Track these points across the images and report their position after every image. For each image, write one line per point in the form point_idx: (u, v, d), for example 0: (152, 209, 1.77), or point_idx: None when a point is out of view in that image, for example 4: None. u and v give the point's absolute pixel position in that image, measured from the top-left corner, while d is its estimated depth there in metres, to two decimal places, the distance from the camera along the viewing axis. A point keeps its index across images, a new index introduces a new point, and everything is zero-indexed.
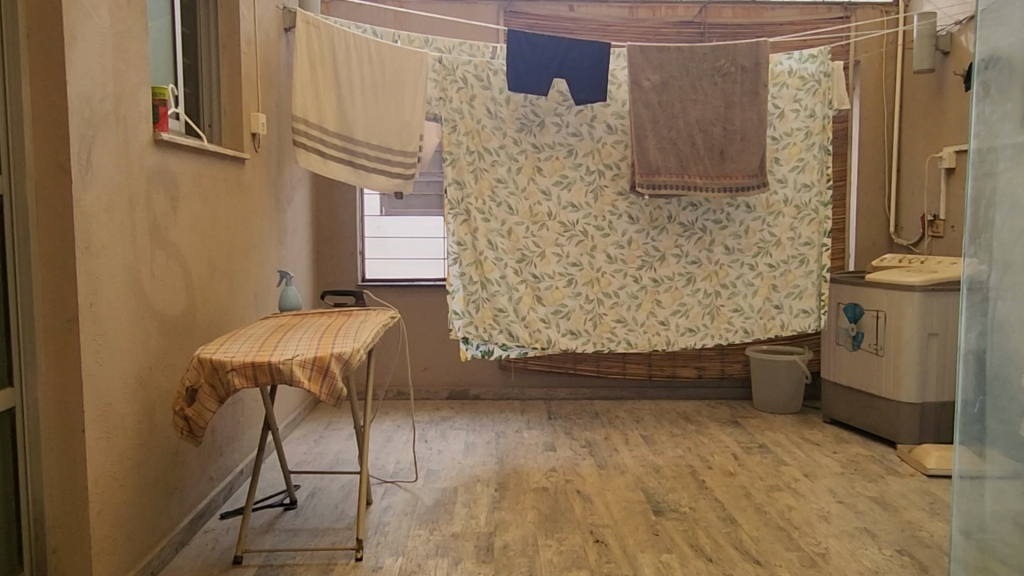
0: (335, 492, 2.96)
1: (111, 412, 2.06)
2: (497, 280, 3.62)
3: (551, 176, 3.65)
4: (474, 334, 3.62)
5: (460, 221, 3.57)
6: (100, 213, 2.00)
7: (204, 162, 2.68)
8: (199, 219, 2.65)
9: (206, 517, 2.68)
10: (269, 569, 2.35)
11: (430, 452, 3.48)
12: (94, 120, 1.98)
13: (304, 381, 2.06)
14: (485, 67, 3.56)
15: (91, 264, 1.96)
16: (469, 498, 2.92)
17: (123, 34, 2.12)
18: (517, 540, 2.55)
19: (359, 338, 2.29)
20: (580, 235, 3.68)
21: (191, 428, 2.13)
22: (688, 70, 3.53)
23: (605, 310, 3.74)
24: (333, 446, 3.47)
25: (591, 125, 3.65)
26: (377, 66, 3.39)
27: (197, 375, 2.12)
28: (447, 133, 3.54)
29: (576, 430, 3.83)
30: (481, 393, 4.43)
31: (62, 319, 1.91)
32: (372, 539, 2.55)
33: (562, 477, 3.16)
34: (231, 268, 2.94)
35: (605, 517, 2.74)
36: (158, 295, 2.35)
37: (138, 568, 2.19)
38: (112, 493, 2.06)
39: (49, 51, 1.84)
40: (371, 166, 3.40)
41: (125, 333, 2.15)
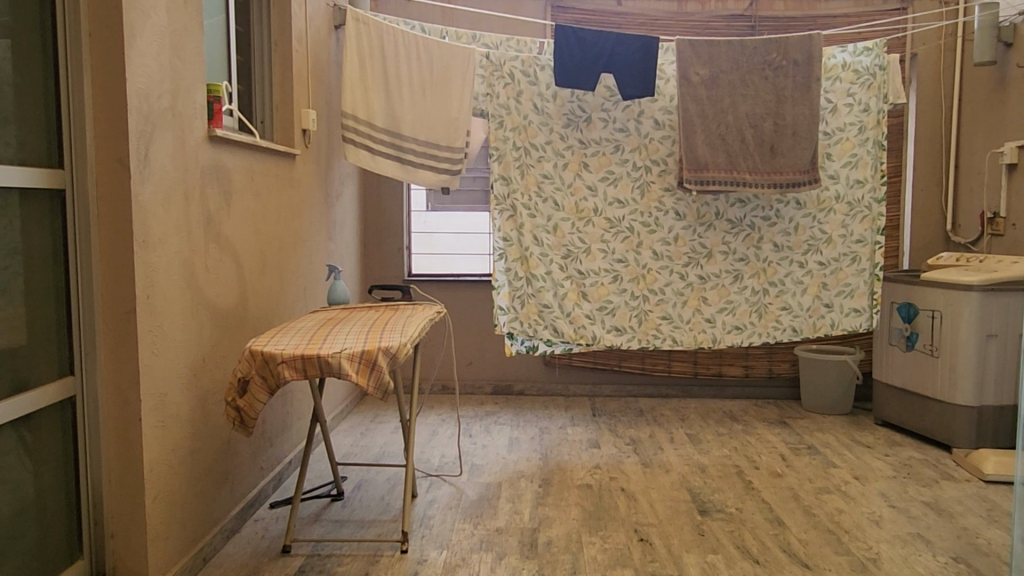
0: (381, 484, 3.00)
1: (166, 401, 2.12)
2: (543, 275, 3.61)
3: (598, 172, 3.63)
4: (518, 330, 3.63)
5: (506, 217, 3.57)
6: (157, 208, 2.05)
7: (256, 158, 2.72)
8: (251, 214, 2.70)
9: (257, 506, 2.73)
10: (317, 558, 2.38)
11: (474, 446, 3.50)
12: (151, 117, 2.02)
13: (352, 374, 2.08)
14: (532, 62, 3.55)
15: (149, 257, 2.02)
16: (513, 494, 2.93)
17: (179, 32, 2.17)
18: (562, 536, 2.55)
19: (406, 332, 2.31)
20: (626, 232, 3.66)
21: (242, 418, 2.18)
22: (739, 64, 3.47)
23: (650, 307, 3.70)
24: (379, 439, 3.51)
25: (638, 120, 3.62)
26: (425, 62, 3.41)
27: (248, 367, 2.16)
28: (493, 129, 3.55)
29: (620, 427, 3.81)
30: (525, 388, 4.43)
31: (119, 311, 1.96)
32: (417, 532, 2.58)
33: (606, 475, 3.14)
34: (281, 261, 2.99)
35: (650, 515, 2.72)
36: (212, 287, 2.41)
37: (190, 554, 2.24)
38: (166, 482, 2.11)
39: (109, 50, 1.90)
40: (418, 161, 3.42)
41: (180, 324, 2.20)
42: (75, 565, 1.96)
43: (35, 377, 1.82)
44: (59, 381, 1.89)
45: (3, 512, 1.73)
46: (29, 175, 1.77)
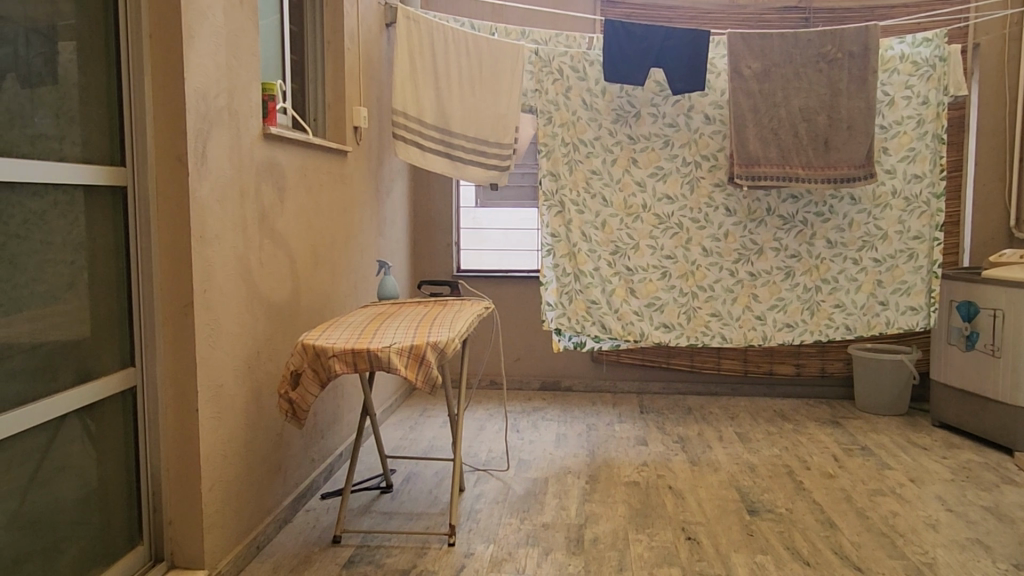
0: (429, 477, 3.03)
1: (222, 393, 2.18)
2: (591, 272, 3.60)
3: (647, 168, 3.60)
4: (566, 326, 3.61)
5: (554, 213, 3.56)
6: (213, 204, 2.11)
7: (309, 155, 2.78)
8: (305, 210, 2.75)
9: (308, 497, 2.79)
10: (366, 549, 2.42)
11: (522, 441, 3.51)
12: (209, 115, 2.08)
13: (401, 368, 2.11)
14: (581, 58, 3.54)
15: (206, 252, 2.07)
16: (560, 490, 2.93)
17: (236, 32, 2.22)
18: (608, 533, 2.55)
19: (454, 327, 2.33)
20: (675, 228, 3.63)
21: (294, 410, 2.22)
22: (792, 57, 3.41)
23: (699, 304, 3.66)
24: (427, 433, 3.55)
25: (688, 115, 3.58)
26: (475, 59, 3.43)
27: (301, 360, 2.20)
28: (542, 125, 3.55)
29: (668, 424, 3.78)
30: (573, 384, 4.43)
31: (178, 303, 2.02)
32: (464, 526, 2.60)
33: (653, 472, 3.12)
34: (333, 257, 3.04)
35: (697, 514, 2.70)
36: (266, 282, 2.46)
37: (244, 543, 2.30)
38: (221, 471, 2.17)
39: (170, 51, 1.95)
40: (467, 158, 3.45)
41: (235, 318, 2.25)
42: (136, 550, 2.02)
43: (98, 367, 1.88)
44: (121, 372, 1.94)
45: (67, 497, 1.79)
46: (94, 172, 1.82)
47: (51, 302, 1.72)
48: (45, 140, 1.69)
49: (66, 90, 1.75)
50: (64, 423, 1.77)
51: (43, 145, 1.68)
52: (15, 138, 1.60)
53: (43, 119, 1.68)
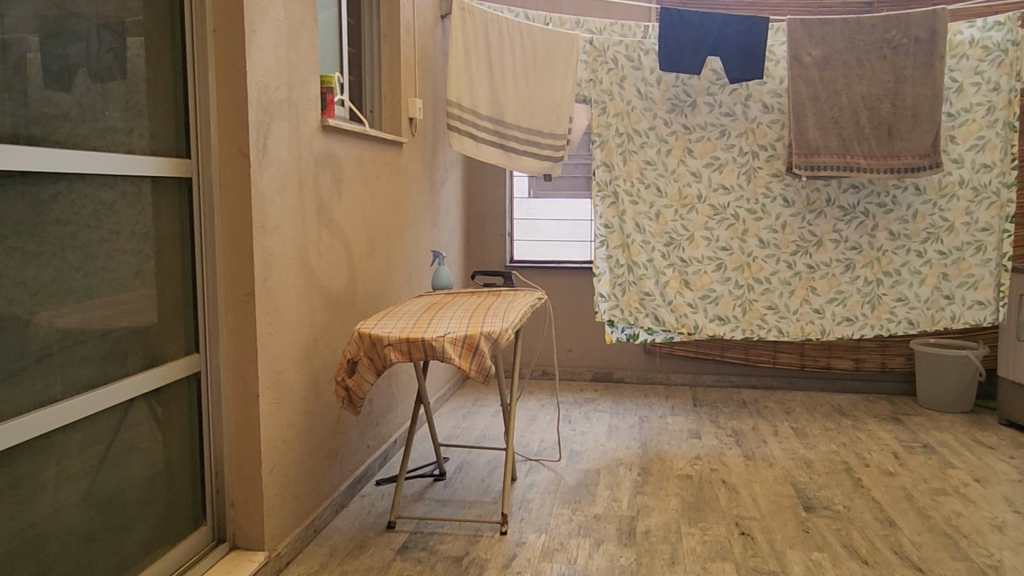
0: (482, 466, 3.05)
1: (282, 379, 2.23)
2: (644, 263, 3.57)
3: (702, 158, 3.55)
4: (619, 318, 3.58)
5: (607, 203, 3.54)
6: (274, 195, 2.16)
7: (366, 146, 2.81)
8: (361, 201, 2.79)
9: (364, 483, 2.83)
10: (419, 535, 2.46)
11: (574, 432, 3.51)
12: (269, 108, 2.13)
13: (455, 358, 2.13)
14: (636, 46, 3.51)
15: (267, 242, 2.13)
16: (612, 481, 2.92)
17: (296, 26, 2.26)
18: (660, 526, 2.53)
19: (508, 317, 2.34)
20: (731, 219, 3.57)
21: (351, 398, 2.26)
22: (854, 44, 3.31)
23: (755, 296, 3.60)
24: (480, 422, 3.57)
25: (746, 104, 3.51)
26: (529, 49, 3.42)
27: (357, 349, 2.24)
28: (596, 115, 3.52)
29: (722, 418, 3.73)
30: (625, 375, 4.40)
31: (240, 291, 2.08)
32: (516, 515, 2.62)
33: (706, 466, 3.09)
34: (389, 247, 3.08)
35: (752, 509, 2.67)
36: (324, 272, 2.51)
37: (302, 526, 2.36)
38: (281, 456, 2.23)
39: (233, 45, 2.00)
40: (521, 148, 3.45)
41: (294, 307, 2.31)
42: (200, 531, 2.09)
43: (165, 353, 1.94)
44: (186, 358, 2.01)
45: (136, 478, 1.86)
46: (161, 164, 1.88)
47: (120, 290, 1.78)
48: (113, 132, 1.74)
49: (135, 84, 1.80)
50: (133, 407, 1.83)
51: (112, 138, 1.74)
52: (86, 131, 1.66)
53: (112, 113, 1.73)
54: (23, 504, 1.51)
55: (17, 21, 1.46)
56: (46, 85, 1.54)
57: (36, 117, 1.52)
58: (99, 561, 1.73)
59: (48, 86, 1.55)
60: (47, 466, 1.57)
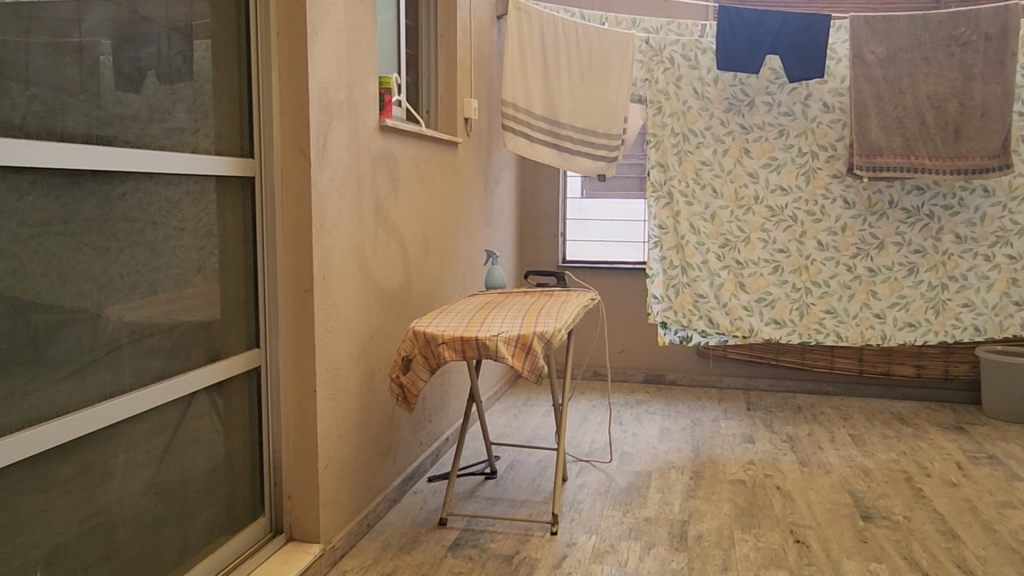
0: (533, 465, 3.06)
1: (338, 375, 2.28)
2: (699, 265, 3.53)
3: (760, 159, 3.49)
4: (672, 319, 3.54)
5: (662, 204, 3.51)
6: (333, 195, 2.20)
7: (422, 146, 2.84)
8: (417, 200, 2.82)
9: (416, 479, 2.86)
10: (470, 533, 2.47)
11: (625, 434, 3.49)
12: (330, 108, 2.17)
13: (508, 357, 2.14)
14: (693, 45, 3.47)
15: (326, 240, 2.17)
16: (664, 484, 2.90)
17: (356, 28, 2.30)
18: (713, 531, 2.50)
19: (561, 318, 2.35)
20: (788, 220, 3.51)
21: (405, 395, 2.29)
22: (920, 41, 3.21)
23: (813, 300, 3.53)
24: (531, 421, 3.58)
25: (806, 103, 3.45)
26: (585, 48, 3.41)
27: (412, 346, 2.26)
28: (652, 115, 3.50)
29: (777, 423, 3.67)
30: (677, 378, 4.36)
31: (300, 288, 2.13)
32: (567, 515, 2.61)
33: (760, 472, 3.04)
34: (443, 247, 3.11)
35: (808, 516, 2.62)
36: (381, 270, 2.55)
37: (356, 520, 2.40)
38: (336, 450, 2.27)
39: (296, 48, 2.05)
40: (575, 148, 3.44)
41: (352, 304, 2.35)
42: (258, 522, 2.14)
43: (227, 348, 1.99)
44: (246, 353, 2.06)
45: (199, 468, 1.91)
46: (225, 163, 1.93)
47: (184, 286, 1.83)
48: (180, 132, 1.79)
49: (201, 85, 1.85)
50: (196, 399, 1.88)
51: (180, 138, 1.79)
52: (154, 131, 1.71)
53: (179, 113, 1.78)
54: (92, 491, 1.57)
55: (92, 25, 1.52)
56: (118, 87, 1.59)
57: (108, 118, 1.57)
58: (163, 548, 1.79)
59: (119, 87, 1.60)
60: (115, 454, 1.63)
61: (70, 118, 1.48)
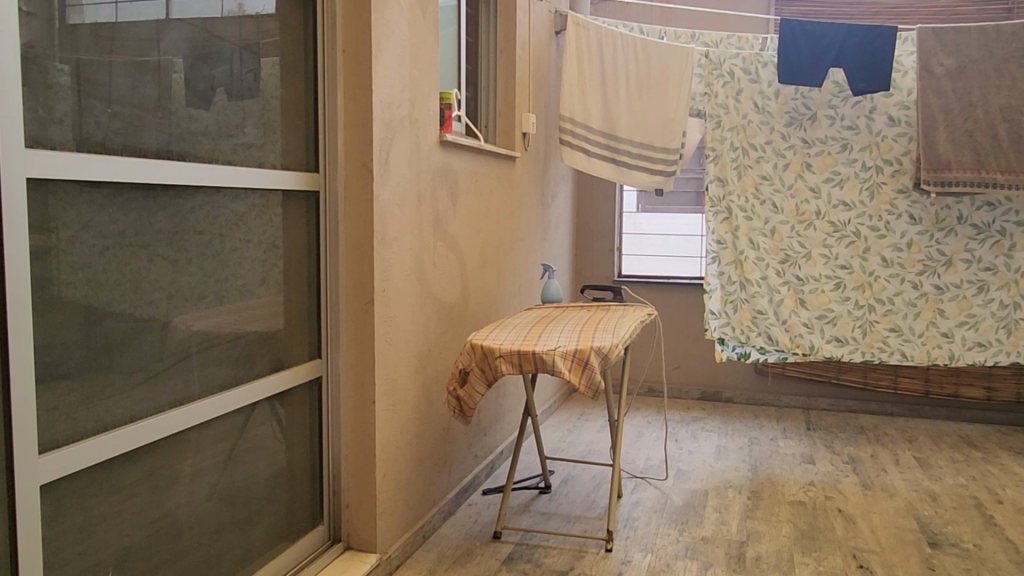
0: (588, 481, 3.04)
1: (397, 386, 2.31)
2: (758, 281, 3.47)
3: (822, 173, 3.43)
4: (730, 336, 3.48)
5: (720, 219, 3.47)
6: (394, 209, 2.24)
7: (481, 161, 2.88)
8: (476, 214, 2.85)
9: (471, 491, 2.87)
10: (525, 547, 2.47)
11: (681, 451, 3.45)
12: (392, 124, 2.21)
13: (565, 372, 2.13)
14: (754, 59, 3.44)
15: (386, 254, 2.21)
16: (721, 503, 2.85)
17: (418, 44, 2.35)
18: (772, 553, 2.45)
19: (619, 333, 2.33)
20: (851, 236, 3.43)
21: (462, 408, 2.30)
22: (992, 52, 3.12)
23: (877, 317, 3.43)
24: (585, 436, 3.56)
25: (870, 117, 3.38)
26: (643, 62, 3.41)
27: (469, 359, 2.28)
28: (711, 129, 3.47)
29: (838, 443, 3.58)
30: (735, 395, 4.29)
31: (362, 300, 2.17)
32: (622, 532, 2.59)
33: (821, 493, 2.97)
34: (500, 260, 3.13)
35: (871, 541, 2.54)
36: (440, 283, 2.58)
37: (412, 531, 2.42)
38: (393, 461, 2.30)
39: (361, 65, 2.10)
40: (633, 163, 3.43)
41: (411, 316, 2.38)
42: (317, 530, 2.18)
43: (290, 358, 2.04)
44: (308, 363, 2.10)
45: (261, 476, 1.95)
46: (291, 177, 1.98)
47: (250, 296, 1.87)
48: (249, 147, 1.85)
49: (269, 101, 1.91)
50: (259, 407, 1.92)
51: (248, 152, 1.85)
52: (224, 147, 1.76)
53: (247, 129, 1.84)
54: (160, 495, 1.61)
55: (169, 44, 1.58)
56: (191, 104, 1.65)
57: (181, 133, 1.63)
58: (225, 553, 1.83)
59: (192, 103, 1.66)
60: (182, 460, 1.67)
61: (145, 134, 1.53)
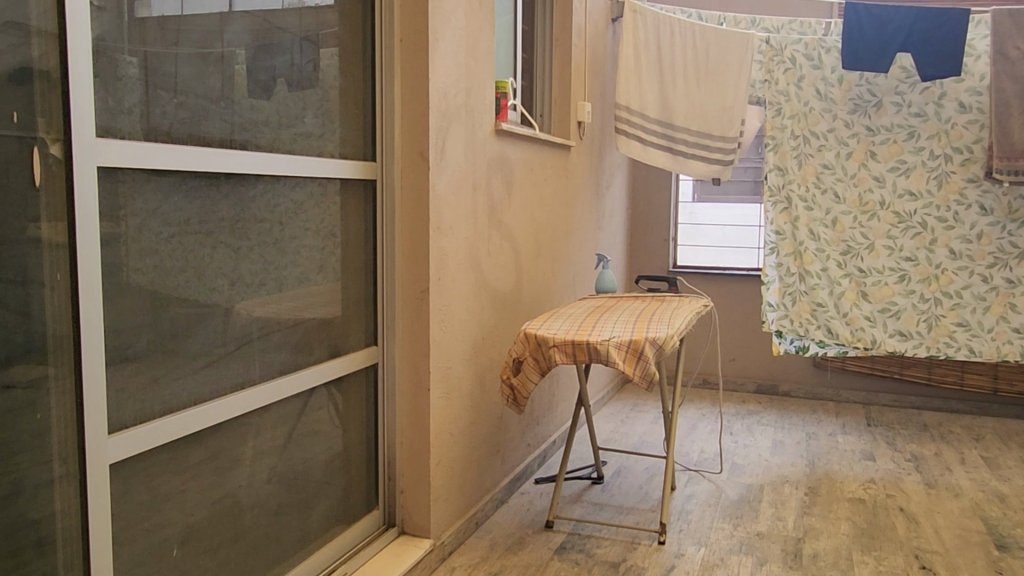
0: (640, 472, 3.01)
1: (451, 374, 2.32)
2: (818, 272, 3.39)
3: (887, 162, 3.33)
4: (788, 328, 3.41)
5: (780, 209, 3.40)
6: (450, 198, 2.25)
7: (537, 150, 2.87)
8: (531, 204, 2.85)
9: (524, 480, 2.88)
10: (577, 537, 2.47)
11: (736, 445, 3.39)
12: (448, 113, 2.22)
13: (619, 362, 2.12)
14: (817, 45, 3.35)
15: (441, 242, 2.22)
16: (777, 499, 2.80)
17: (475, 33, 2.34)
18: (830, 551, 2.40)
19: (674, 324, 2.30)
20: (917, 227, 3.32)
21: (515, 397, 2.30)
22: None
23: (943, 311, 3.32)
24: (639, 428, 3.53)
25: (939, 104, 3.27)
26: (702, 50, 3.35)
27: (523, 348, 2.28)
28: (771, 117, 3.39)
29: (900, 440, 3.48)
30: (792, 389, 4.20)
31: (417, 289, 2.19)
32: (675, 525, 2.57)
33: (882, 491, 2.89)
34: (554, 250, 3.11)
35: (934, 542, 2.46)
36: (494, 272, 2.58)
37: (464, 518, 2.44)
38: (447, 448, 2.32)
39: (418, 55, 2.12)
40: (689, 151, 3.39)
41: (465, 305, 2.39)
42: (373, 514, 2.21)
43: (347, 344, 2.07)
44: (364, 350, 2.12)
45: (318, 460, 1.99)
46: (349, 166, 2.01)
47: (308, 284, 1.91)
48: (309, 137, 1.87)
49: (328, 91, 1.93)
50: (316, 392, 1.96)
51: (308, 142, 1.87)
52: (285, 137, 1.79)
53: (307, 119, 1.86)
54: (222, 476, 1.66)
55: (232, 36, 1.61)
56: (253, 94, 1.68)
57: (243, 123, 1.66)
58: (284, 534, 1.87)
59: (254, 94, 1.69)
60: (243, 443, 1.72)
61: (209, 123, 1.57)
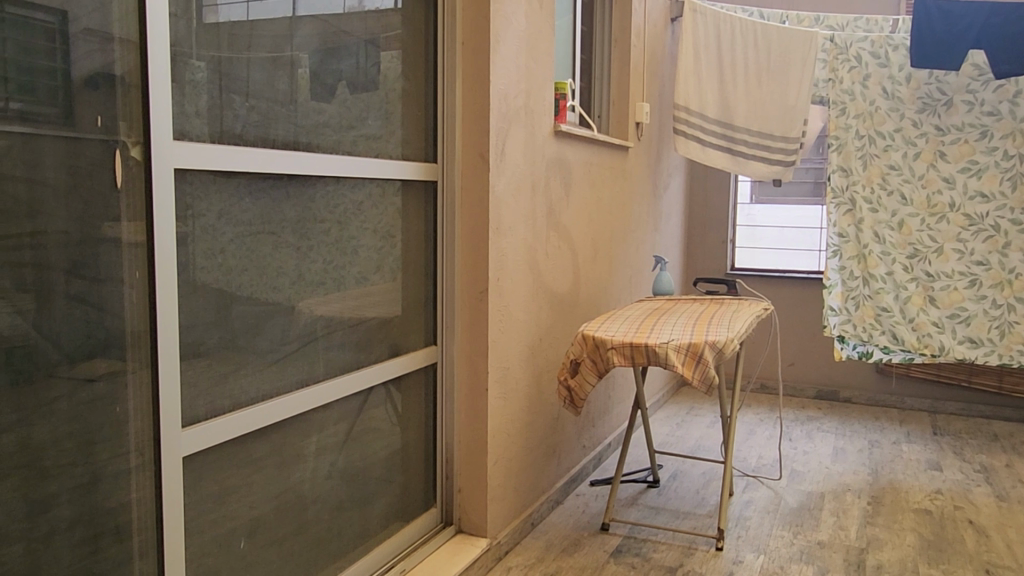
0: (697, 477, 2.98)
1: (508, 374, 2.33)
2: (883, 276, 3.30)
3: (957, 163, 3.22)
4: (851, 333, 3.34)
5: (843, 211, 3.33)
6: (509, 199, 2.26)
7: (595, 151, 2.86)
8: (589, 205, 2.84)
9: (579, 481, 2.87)
10: (633, 541, 2.45)
11: (795, 451, 3.33)
12: (508, 114, 2.23)
13: (678, 365, 2.10)
14: (884, 42, 3.25)
15: (500, 244, 2.24)
16: (838, 507, 2.74)
17: (536, 35, 2.35)
18: (895, 563, 2.33)
19: (734, 328, 2.27)
20: (989, 230, 3.21)
21: (572, 398, 2.30)
22: None
23: (1017, 318, 3.19)
24: (695, 432, 3.49)
25: (1013, 102, 3.15)
26: (763, 48, 3.29)
27: (580, 350, 2.27)
28: (835, 117, 3.32)
29: (968, 450, 3.36)
30: (854, 396, 4.10)
31: (476, 289, 2.21)
32: (733, 531, 2.53)
33: (949, 503, 2.80)
34: (612, 252, 3.10)
35: (1006, 557, 2.38)
36: (552, 274, 2.59)
37: (520, 518, 2.44)
38: (504, 447, 2.33)
39: (479, 57, 2.14)
40: (749, 152, 3.33)
41: (523, 306, 2.40)
42: (430, 511, 2.23)
43: (406, 343, 2.09)
44: (424, 349, 2.15)
45: (378, 457, 2.02)
46: (410, 167, 2.03)
47: (370, 283, 1.94)
48: (372, 138, 1.90)
49: (390, 92, 1.96)
50: (377, 390, 1.99)
51: (371, 143, 1.90)
52: (349, 138, 1.82)
53: (370, 120, 1.89)
54: (286, 471, 1.70)
55: (300, 40, 1.65)
56: (319, 97, 1.72)
57: (309, 126, 1.70)
58: (345, 528, 1.90)
59: (321, 97, 1.72)
60: (306, 439, 1.75)
61: (277, 125, 1.60)
